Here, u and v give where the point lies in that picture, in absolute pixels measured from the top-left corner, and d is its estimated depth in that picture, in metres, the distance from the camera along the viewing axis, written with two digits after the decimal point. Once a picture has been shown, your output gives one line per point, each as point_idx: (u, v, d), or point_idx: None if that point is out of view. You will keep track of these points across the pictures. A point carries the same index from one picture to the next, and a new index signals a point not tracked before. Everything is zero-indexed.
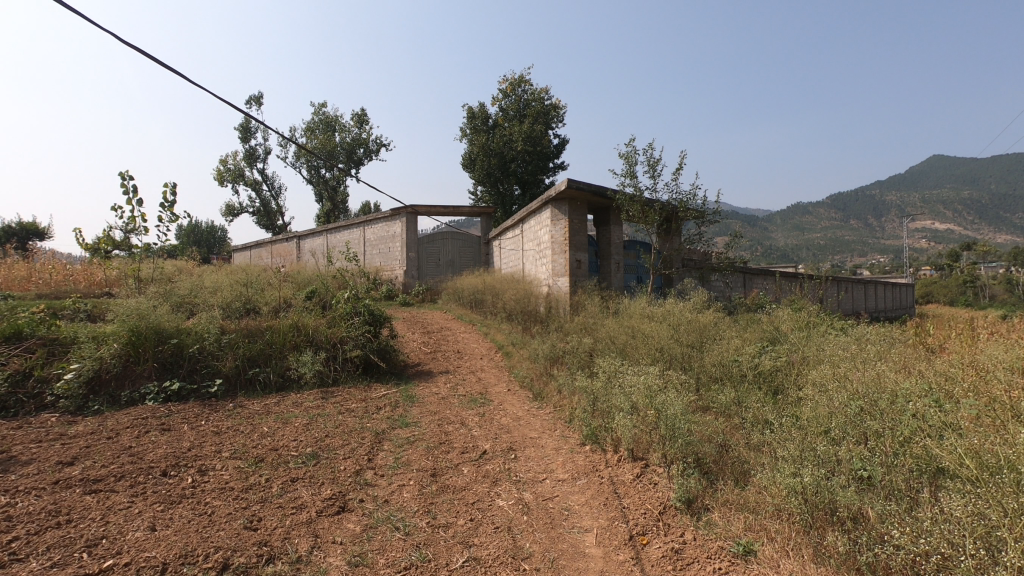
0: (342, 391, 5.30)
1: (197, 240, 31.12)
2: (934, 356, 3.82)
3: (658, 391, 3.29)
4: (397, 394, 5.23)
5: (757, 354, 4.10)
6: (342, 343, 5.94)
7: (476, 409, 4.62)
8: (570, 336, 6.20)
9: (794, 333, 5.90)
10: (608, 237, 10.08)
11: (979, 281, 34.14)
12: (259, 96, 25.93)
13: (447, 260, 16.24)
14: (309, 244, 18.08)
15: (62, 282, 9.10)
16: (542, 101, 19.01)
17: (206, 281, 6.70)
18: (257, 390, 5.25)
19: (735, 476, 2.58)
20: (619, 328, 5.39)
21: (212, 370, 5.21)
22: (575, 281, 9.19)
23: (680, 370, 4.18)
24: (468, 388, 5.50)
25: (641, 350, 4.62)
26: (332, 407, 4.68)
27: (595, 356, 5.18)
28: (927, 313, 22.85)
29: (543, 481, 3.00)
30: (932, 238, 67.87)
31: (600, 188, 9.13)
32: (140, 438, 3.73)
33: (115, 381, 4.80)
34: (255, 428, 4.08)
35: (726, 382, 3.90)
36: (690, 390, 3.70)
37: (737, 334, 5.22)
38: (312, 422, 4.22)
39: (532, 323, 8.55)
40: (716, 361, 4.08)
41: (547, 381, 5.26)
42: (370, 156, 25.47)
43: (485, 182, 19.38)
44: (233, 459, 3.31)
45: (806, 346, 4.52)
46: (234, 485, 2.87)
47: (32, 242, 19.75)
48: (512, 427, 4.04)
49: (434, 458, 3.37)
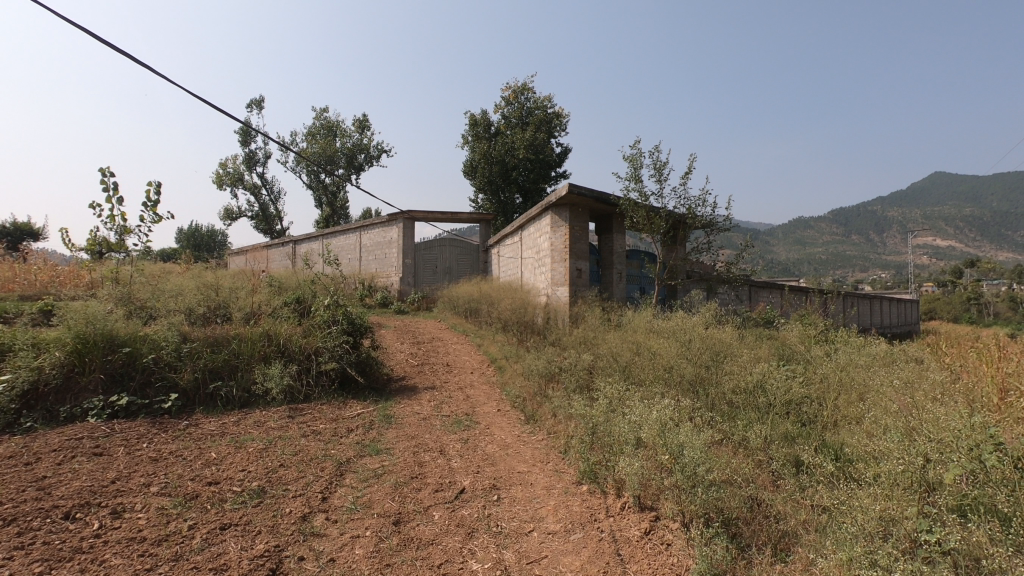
0: (312, 409, 4.75)
1: (196, 245, 30.75)
2: (985, 392, 3.30)
3: (676, 424, 2.76)
4: (374, 413, 4.69)
5: (783, 380, 3.57)
6: (317, 354, 5.42)
7: (459, 435, 4.07)
8: (568, 351, 5.68)
9: (814, 353, 5.37)
10: (610, 245, 9.58)
11: (983, 298, 33.72)
12: (259, 101, 25.68)
13: (443, 267, 15.75)
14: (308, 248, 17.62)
15: (50, 282, 8.58)
16: (545, 108, 18.61)
17: (176, 283, 6.18)
18: (217, 406, 4.71)
19: (772, 546, 2.06)
20: (622, 344, 4.86)
21: (168, 384, 4.67)
22: (574, 291, 8.69)
23: (692, 397, 3.64)
24: (453, 408, 4.96)
25: (648, 372, 4.09)
26: (297, 429, 4.14)
27: (595, 376, 4.64)
28: (930, 330, 22.38)
29: (530, 534, 2.45)
30: (935, 254, 67.55)
31: (603, 194, 8.65)
32: (61, 466, 3.17)
33: (55, 395, 4.25)
34: (201, 454, 3.53)
35: (747, 413, 3.36)
36: (706, 422, 3.17)
37: (754, 355, 4.69)
38: (269, 448, 3.67)
39: (528, 334, 8.01)
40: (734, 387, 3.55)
41: (541, 402, 4.71)
42: (371, 161, 25.07)
43: (485, 190, 18.93)
44: (160, 497, 2.76)
45: (835, 372, 3.99)
46: (148, 536, 2.32)
47: (25, 243, 19.26)
48: (497, 458, 3.50)
49: (401, 498, 2.82)
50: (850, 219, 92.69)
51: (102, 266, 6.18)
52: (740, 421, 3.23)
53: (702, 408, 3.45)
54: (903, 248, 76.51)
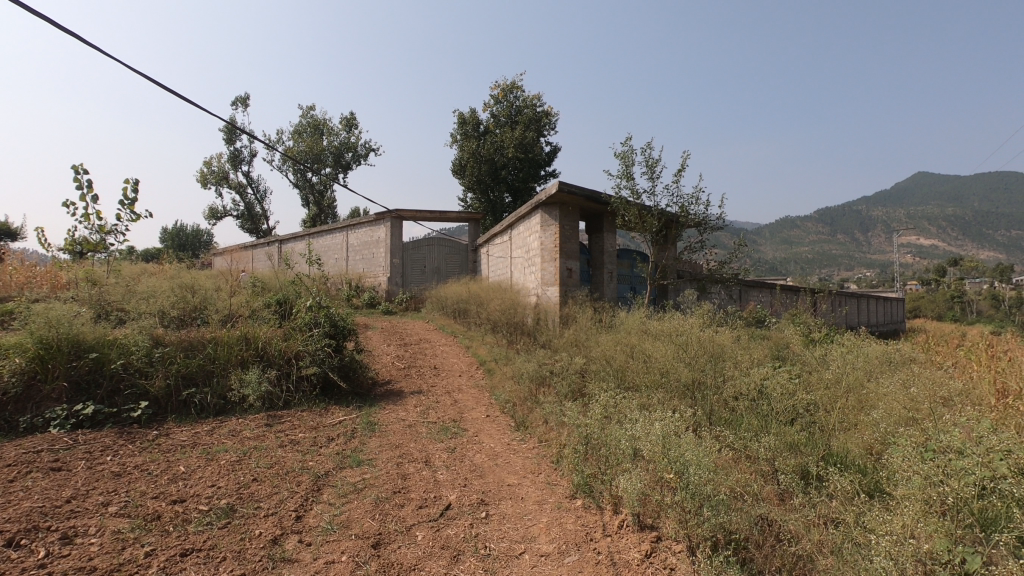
0: (292, 417, 4.53)
1: (180, 244, 30.17)
2: (993, 398, 3.16)
3: (679, 437, 2.60)
4: (356, 420, 4.48)
5: (784, 386, 3.42)
6: (297, 358, 5.19)
7: (445, 444, 3.87)
8: (559, 353, 5.50)
9: (810, 354, 5.24)
10: (601, 245, 9.42)
11: (965, 296, 34.10)
12: (244, 98, 25.28)
13: (432, 267, 15.52)
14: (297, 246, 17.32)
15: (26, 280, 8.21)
16: (534, 107, 18.43)
17: (150, 281, 5.91)
18: (191, 414, 4.47)
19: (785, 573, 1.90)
20: (615, 346, 4.69)
21: (138, 392, 4.42)
22: (565, 291, 8.53)
23: (689, 404, 3.47)
24: (440, 414, 4.76)
25: (643, 379, 3.92)
26: (274, 438, 3.92)
27: (588, 380, 4.46)
28: (914, 329, 22.55)
29: (520, 556, 2.26)
30: (919, 253, 68.39)
31: (594, 192, 8.49)
32: (12, 484, 2.92)
33: (14, 404, 3.98)
34: (168, 467, 3.29)
35: (749, 424, 3.19)
36: (706, 432, 3.00)
37: (751, 359, 4.54)
38: (243, 460, 3.45)
39: (518, 335, 7.82)
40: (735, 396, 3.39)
41: (531, 407, 4.53)
42: (359, 160, 24.75)
43: (474, 189, 18.72)
44: (117, 518, 2.53)
45: (836, 378, 3.84)
46: (97, 565, 2.09)
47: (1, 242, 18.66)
48: (486, 470, 3.30)
49: (382, 517, 2.62)
50: (836, 219, 93.48)
51: (70, 264, 5.89)
52: (738, 433, 3.07)
53: (701, 416, 3.28)
54: (888, 247, 77.31)
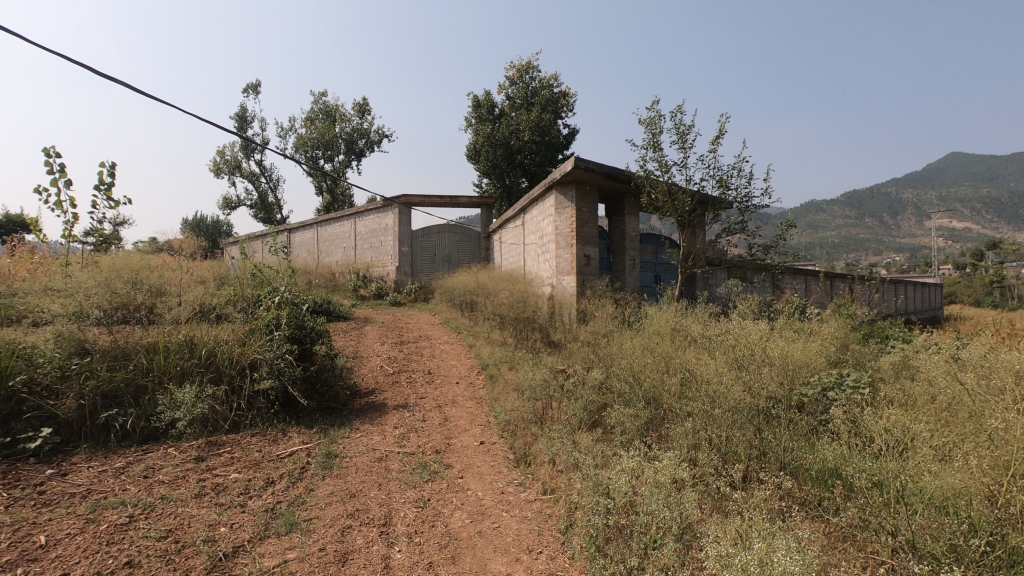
0: (235, 445, 3.63)
1: (198, 236, 29.63)
2: None
3: (768, 565, 1.61)
4: (315, 450, 3.55)
5: (899, 421, 2.37)
6: (253, 369, 4.25)
7: (417, 493, 2.90)
8: (575, 361, 4.47)
9: (892, 361, 4.09)
10: (622, 229, 8.33)
11: (1007, 281, 31.87)
12: (256, 84, 24.53)
13: (443, 256, 14.52)
14: (308, 232, 16.67)
15: None
16: (551, 88, 17.20)
17: (95, 271, 5.00)
18: (111, 443, 3.57)
19: None
20: (646, 356, 3.65)
21: (43, 415, 3.49)
22: (581, 281, 7.50)
23: (758, 471, 2.48)
24: (423, 441, 3.79)
25: (687, 409, 2.89)
26: (195, 484, 2.98)
27: (608, 404, 3.45)
28: (956, 318, 20.75)
29: None
30: (954, 236, 65.37)
31: (615, 169, 7.40)
32: None
33: None
34: (24, 538, 2.36)
35: (861, 491, 2.14)
36: (795, 533, 1.98)
37: (821, 374, 3.45)
38: (133, 525, 2.49)
39: (527, 333, 6.83)
40: (835, 453, 2.36)
41: (536, 436, 3.53)
42: (372, 147, 23.80)
43: (489, 174, 17.65)
44: None
45: (952, 407, 2.75)
46: None
47: (17, 236, 18.14)
48: (463, 547, 2.32)
49: None
50: (866, 201, 89.96)
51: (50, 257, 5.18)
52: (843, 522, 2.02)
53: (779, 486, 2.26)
54: (921, 231, 74.08)
